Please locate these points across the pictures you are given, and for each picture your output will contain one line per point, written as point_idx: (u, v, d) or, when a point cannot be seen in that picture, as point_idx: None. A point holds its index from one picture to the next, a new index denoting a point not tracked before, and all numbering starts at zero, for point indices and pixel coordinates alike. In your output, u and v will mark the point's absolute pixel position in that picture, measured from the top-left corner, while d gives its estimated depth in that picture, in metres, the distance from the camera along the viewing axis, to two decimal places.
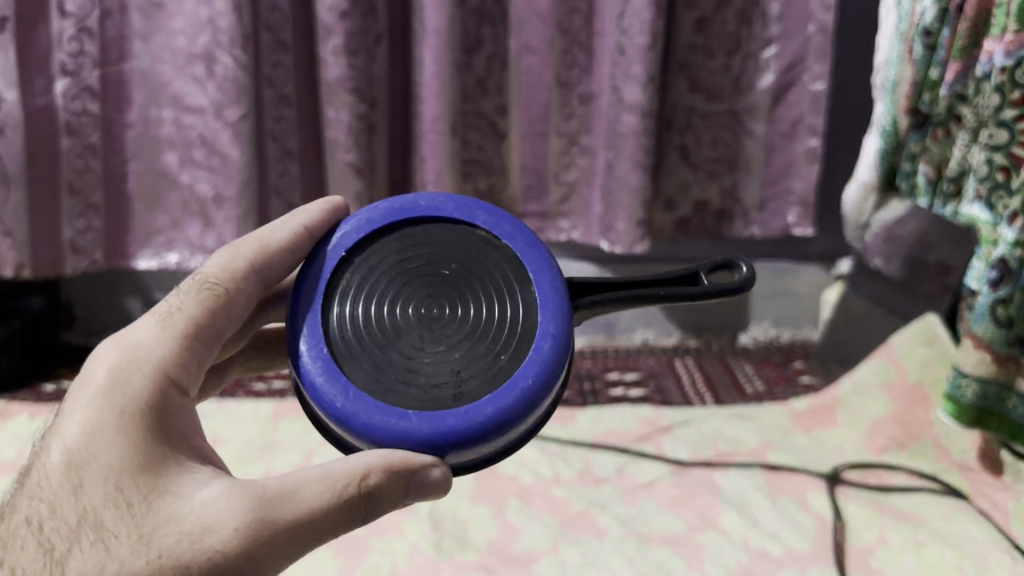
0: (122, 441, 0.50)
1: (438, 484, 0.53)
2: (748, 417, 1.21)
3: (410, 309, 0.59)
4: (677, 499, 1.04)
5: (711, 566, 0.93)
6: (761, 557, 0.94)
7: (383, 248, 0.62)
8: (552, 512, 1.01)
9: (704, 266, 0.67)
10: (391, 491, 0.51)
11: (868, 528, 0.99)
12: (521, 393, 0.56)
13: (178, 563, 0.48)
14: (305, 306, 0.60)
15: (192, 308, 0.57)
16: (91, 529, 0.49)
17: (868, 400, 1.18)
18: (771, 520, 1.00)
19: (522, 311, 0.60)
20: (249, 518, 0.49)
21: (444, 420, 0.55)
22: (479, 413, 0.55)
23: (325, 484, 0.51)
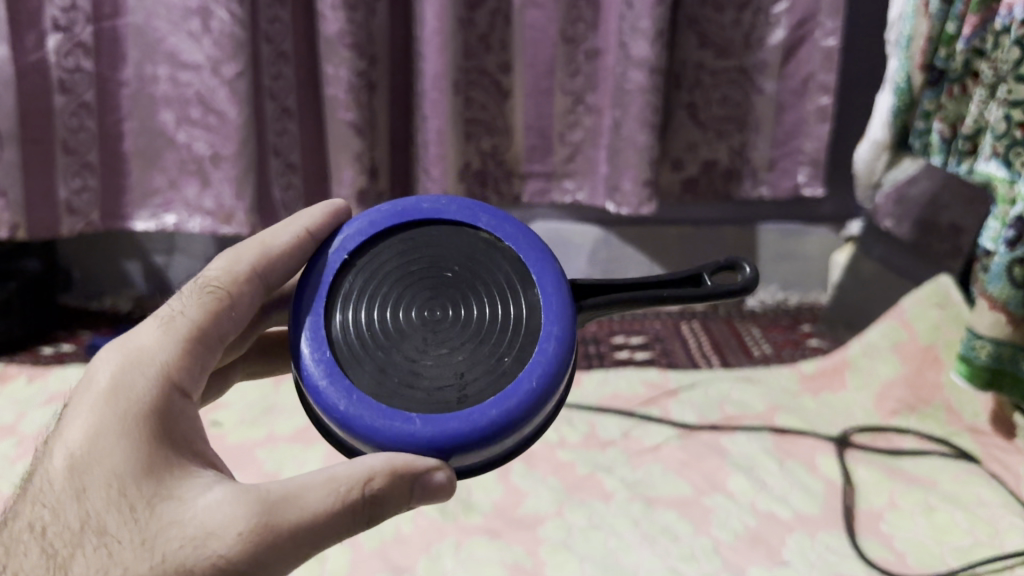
0: (124, 445, 0.49)
1: (441, 487, 0.51)
2: (755, 381, 1.19)
3: (414, 312, 0.57)
4: (684, 462, 1.03)
5: (718, 530, 0.91)
6: (770, 520, 0.93)
7: (385, 251, 0.60)
8: (557, 475, 1.00)
9: (709, 267, 0.65)
10: (395, 495, 0.49)
11: (878, 492, 0.97)
12: (525, 396, 0.54)
13: (182, 569, 0.46)
14: (306, 310, 0.58)
15: (194, 311, 0.56)
16: (94, 534, 0.47)
17: (878, 362, 1.16)
18: (779, 484, 0.99)
19: (526, 313, 0.58)
20: (253, 522, 0.47)
21: (448, 423, 0.53)
22: (484, 415, 0.53)
23: (327, 488, 0.49)
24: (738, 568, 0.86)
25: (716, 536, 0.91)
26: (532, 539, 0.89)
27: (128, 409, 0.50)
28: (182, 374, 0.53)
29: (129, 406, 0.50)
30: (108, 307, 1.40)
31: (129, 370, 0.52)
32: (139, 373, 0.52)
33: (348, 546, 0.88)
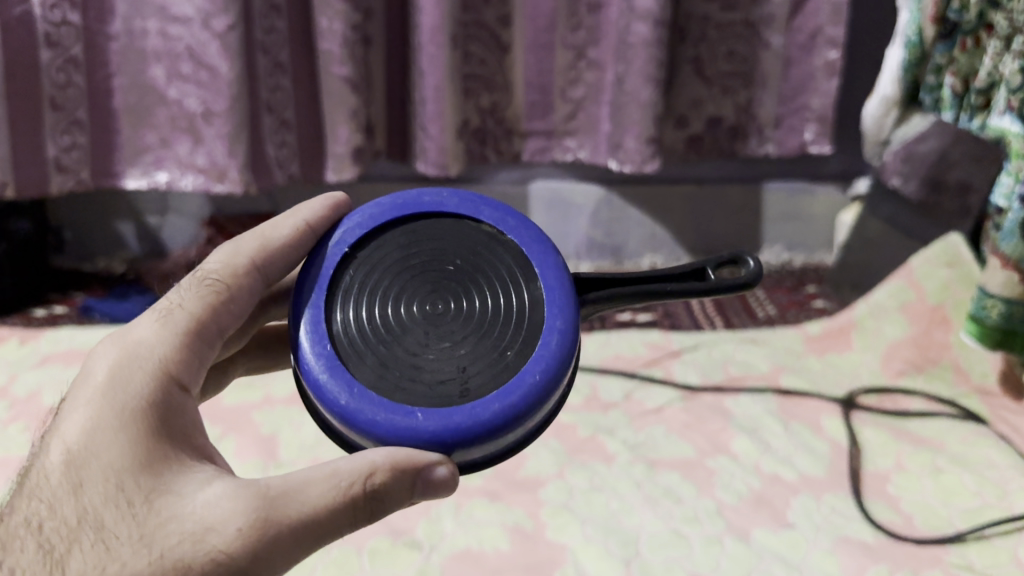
0: (123, 440, 0.47)
1: (444, 483, 0.49)
2: (760, 342, 1.18)
3: (416, 307, 0.55)
4: (687, 423, 1.01)
5: (722, 492, 0.90)
6: (774, 481, 0.91)
7: (385, 245, 0.58)
8: (559, 437, 0.98)
9: (711, 262, 0.62)
10: (397, 490, 0.48)
11: (885, 454, 0.96)
12: (528, 390, 0.52)
13: (181, 565, 0.44)
14: (305, 304, 0.56)
15: (193, 304, 0.54)
16: (91, 530, 0.45)
17: (885, 322, 1.14)
18: (784, 446, 0.97)
19: (529, 307, 0.56)
20: (253, 517, 0.46)
21: (450, 417, 0.51)
22: (487, 409, 0.52)
23: (329, 483, 0.47)
24: (742, 531, 0.85)
25: (720, 499, 0.89)
26: (532, 502, 0.88)
27: (126, 403, 0.48)
28: (180, 368, 0.51)
29: (126, 401, 0.49)
30: (101, 268, 1.38)
31: (127, 364, 0.50)
32: (137, 367, 0.50)
33: None
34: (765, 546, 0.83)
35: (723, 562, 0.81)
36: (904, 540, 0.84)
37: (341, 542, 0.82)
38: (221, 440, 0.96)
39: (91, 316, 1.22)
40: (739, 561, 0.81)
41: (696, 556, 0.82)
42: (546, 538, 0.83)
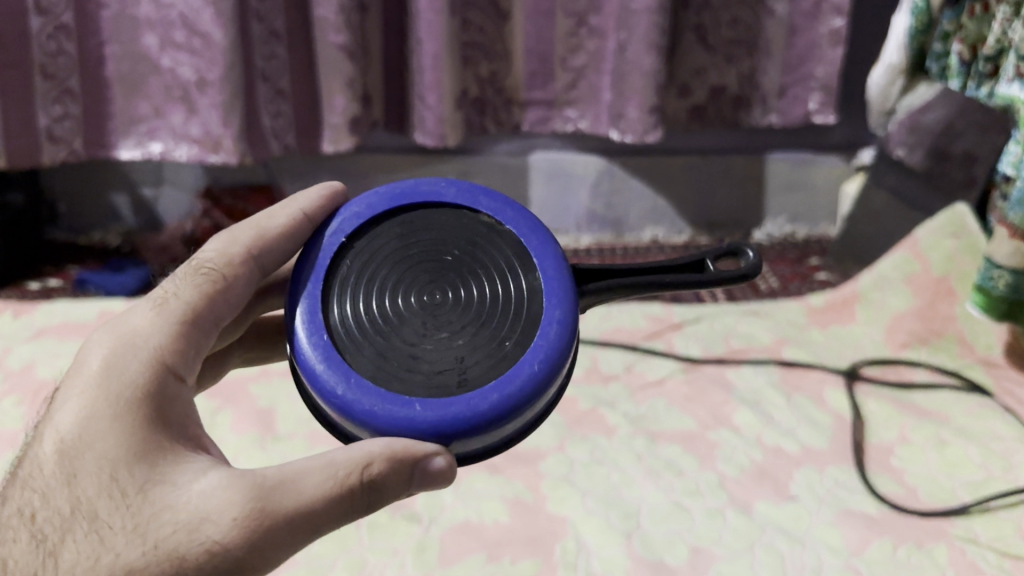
0: (116, 429, 0.46)
1: (443, 473, 0.47)
2: (762, 315, 1.16)
3: (414, 297, 0.53)
4: (689, 396, 1.00)
5: (724, 465, 0.89)
6: (777, 454, 0.90)
7: (383, 235, 0.57)
8: (559, 410, 0.97)
9: (710, 253, 0.60)
10: (395, 481, 0.46)
11: (889, 426, 0.95)
12: (526, 381, 0.51)
13: (174, 555, 0.44)
14: (300, 293, 0.54)
15: (188, 292, 0.53)
16: (85, 521, 0.45)
17: (890, 294, 1.13)
18: (786, 419, 0.96)
19: (526, 298, 0.55)
20: (249, 507, 0.44)
21: (448, 407, 0.50)
22: (484, 399, 0.50)
23: (325, 473, 0.46)
24: (744, 504, 0.84)
25: (721, 471, 0.88)
26: (533, 475, 0.87)
27: (120, 393, 0.47)
28: (175, 358, 0.50)
29: (119, 390, 0.47)
30: (97, 241, 1.36)
31: (121, 353, 0.49)
32: (131, 356, 0.49)
33: None
34: (767, 519, 0.82)
35: (725, 535, 0.80)
36: (907, 513, 0.83)
37: None
38: (217, 414, 0.95)
39: (86, 289, 1.20)
40: (741, 533, 0.80)
41: (698, 528, 0.81)
42: (546, 511, 0.82)
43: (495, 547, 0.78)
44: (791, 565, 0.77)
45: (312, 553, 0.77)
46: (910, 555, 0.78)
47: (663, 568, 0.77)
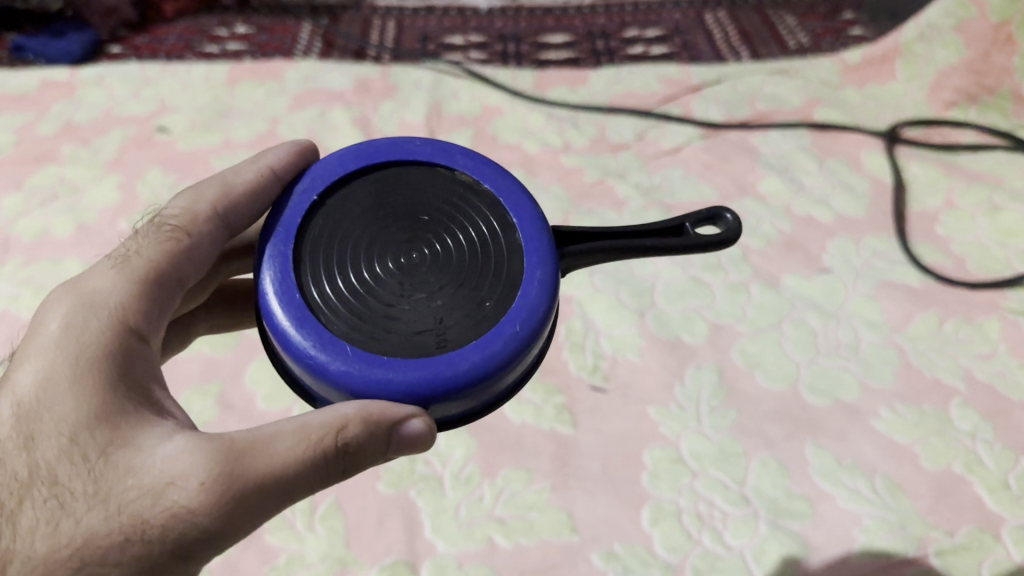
0: (75, 387, 0.38)
1: (425, 433, 0.38)
2: (792, 74, 0.99)
3: (391, 260, 0.41)
4: (710, 165, 0.87)
5: (748, 236, 0.78)
6: (808, 224, 0.80)
7: (352, 195, 0.44)
8: (561, 183, 0.84)
9: (686, 218, 0.46)
10: (370, 441, 0.37)
11: (934, 193, 0.85)
12: (511, 341, 0.40)
13: (140, 522, 0.36)
14: (263, 251, 0.42)
15: (151, 247, 0.44)
16: (45, 485, 0.37)
17: (937, 45, 0.96)
18: (818, 185, 0.85)
19: (506, 258, 0.43)
20: (218, 468, 0.36)
21: (431, 368, 0.39)
22: (463, 359, 0.39)
23: (298, 435, 0.37)
24: (771, 278, 0.74)
25: (745, 244, 0.78)
26: None
27: (77, 351, 0.39)
28: (134, 308, 0.41)
29: (74, 347, 0.39)
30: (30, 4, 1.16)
31: (77, 301, 0.41)
32: (87, 303, 0.41)
33: None
34: (798, 293, 0.73)
35: (749, 312, 0.71)
36: (954, 286, 0.74)
37: None
38: (176, 189, 0.84)
39: (24, 57, 1.06)
40: (767, 308, 0.71)
41: (720, 305, 0.72)
42: None
43: None
44: (824, 343, 0.69)
45: None
46: (958, 329, 0.70)
47: (681, 346, 0.68)
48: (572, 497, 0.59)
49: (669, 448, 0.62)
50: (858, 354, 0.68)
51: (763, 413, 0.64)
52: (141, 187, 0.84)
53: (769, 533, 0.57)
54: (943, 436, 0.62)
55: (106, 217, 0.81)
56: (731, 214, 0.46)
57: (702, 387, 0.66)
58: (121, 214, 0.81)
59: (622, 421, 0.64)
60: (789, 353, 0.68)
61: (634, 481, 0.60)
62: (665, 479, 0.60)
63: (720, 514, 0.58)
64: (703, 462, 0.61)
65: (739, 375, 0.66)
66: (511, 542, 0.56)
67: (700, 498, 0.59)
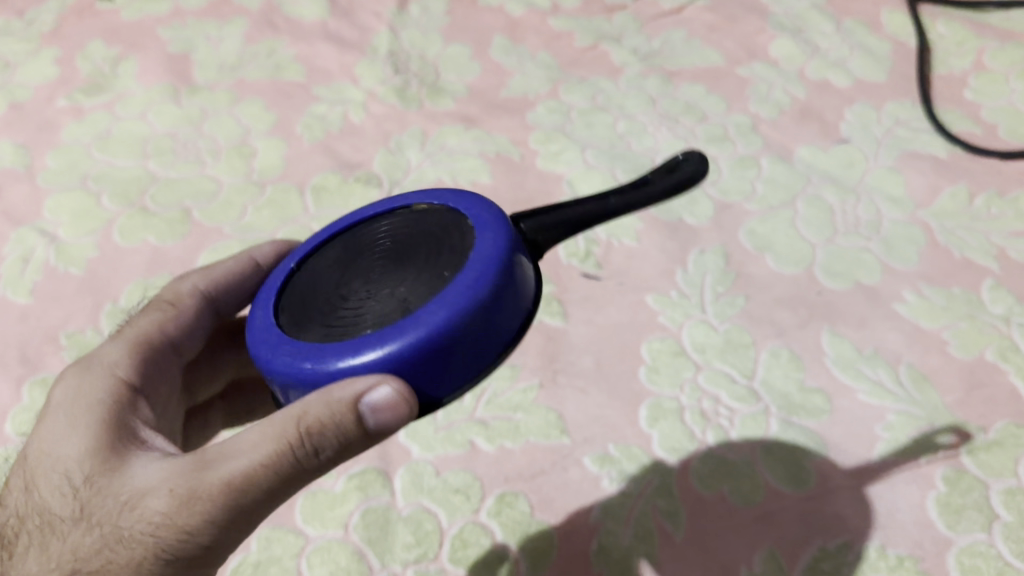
0: (65, 424, 0.37)
1: (397, 400, 0.31)
2: None
3: (354, 284, 0.36)
4: (714, 26, 0.78)
5: (757, 105, 0.71)
6: (822, 89, 0.72)
7: (320, 259, 0.39)
8: (549, 50, 0.76)
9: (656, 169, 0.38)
10: (331, 419, 0.32)
11: (962, 54, 0.75)
12: (473, 291, 0.32)
13: (122, 537, 0.34)
14: (248, 317, 0.37)
15: (145, 320, 0.44)
16: (43, 519, 0.36)
17: None
18: (834, 47, 0.76)
19: (459, 232, 0.36)
20: (185, 475, 0.34)
21: (390, 338, 0.32)
22: (419, 321, 0.32)
23: (259, 432, 0.33)
24: (783, 150, 0.67)
25: (754, 113, 0.70)
26: (518, 126, 0.69)
27: (69, 397, 0.38)
28: (127, 362, 0.41)
29: (68, 397, 0.38)
30: None
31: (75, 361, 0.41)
32: (83, 360, 0.40)
33: (284, 141, 0.68)
34: (813, 166, 0.66)
35: (759, 188, 0.64)
36: (984, 156, 0.66)
37: (277, 180, 0.65)
38: (119, 63, 0.75)
39: None
40: (779, 184, 0.64)
41: (726, 181, 0.65)
42: (535, 169, 0.66)
43: None
44: (841, 221, 0.62)
45: (244, 224, 0.62)
46: (989, 205, 0.62)
47: (682, 230, 0.62)
48: (561, 396, 0.53)
49: (670, 340, 0.55)
50: (879, 233, 0.61)
51: (774, 299, 0.57)
52: (81, 60, 0.75)
53: (781, 432, 0.51)
54: (974, 321, 0.55)
55: (42, 94, 0.73)
56: (688, 157, 0.38)
57: (706, 273, 0.59)
58: (59, 91, 0.73)
59: (617, 311, 0.57)
60: (803, 233, 0.61)
61: (631, 376, 0.54)
62: (665, 373, 0.54)
63: (726, 412, 0.52)
64: (707, 354, 0.55)
65: (747, 259, 0.60)
66: (494, 446, 0.51)
67: (703, 394, 0.53)
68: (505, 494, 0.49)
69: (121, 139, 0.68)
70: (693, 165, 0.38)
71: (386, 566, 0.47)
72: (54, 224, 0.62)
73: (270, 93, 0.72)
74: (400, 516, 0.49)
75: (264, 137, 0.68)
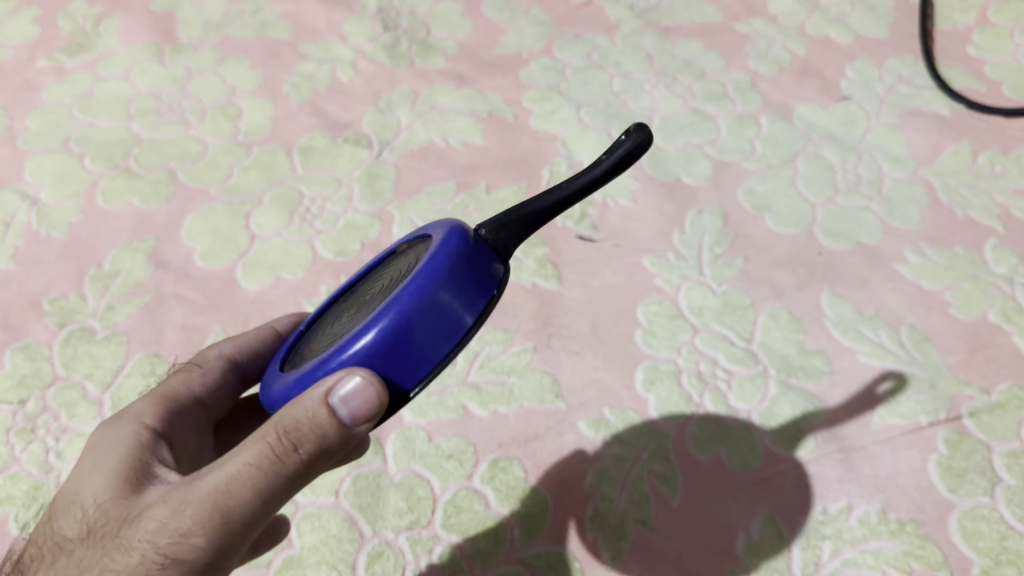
0: (89, 459, 0.37)
1: (363, 387, 0.31)
2: None
3: (344, 318, 0.36)
4: None
5: (756, 62, 0.69)
6: (823, 45, 0.70)
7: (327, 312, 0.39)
8: (543, 6, 0.74)
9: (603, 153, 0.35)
10: (305, 414, 0.31)
11: (965, 8, 0.73)
12: (420, 285, 0.31)
13: (121, 550, 0.32)
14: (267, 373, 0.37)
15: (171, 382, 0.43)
16: (57, 550, 0.35)
17: None
18: (835, 2, 0.74)
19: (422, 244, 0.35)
20: (183, 486, 0.33)
21: (348, 342, 0.32)
22: (374, 322, 0.31)
23: (251, 439, 0.32)
24: (782, 107, 0.66)
25: (754, 70, 0.69)
26: (511, 85, 0.67)
27: (96, 440, 0.38)
28: (153, 416, 0.40)
29: (96, 440, 0.38)
30: None
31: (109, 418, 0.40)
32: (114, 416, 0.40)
33: (271, 101, 0.66)
34: (813, 124, 0.64)
35: (759, 147, 0.63)
36: (988, 113, 0.64)
37: (264, 140, 0.64)
38: (101, 22, 0.73)
39: None
40: (778, 143, 0.63)
41: (725, 140, 0.63)
42: (529, 129, 0.64)
43: (466, 174, 0.61)
44: (842, 180, 0.60)
45: (230, 186, 0.60)
46: (993, 163, 0.61)
47: (680, 190, 0.61)
48: (556, 359, 0.52)
49: (667, 302, 0.54)
50: (881, 192, 0.60)
51: (773, 260, 0.56)
52: (62, 19, 0.73)
53: (780, 395, 0.50)
54: (976, 282, 0.54)
55: (23, 55, 0.71)
56: (624, 133, 0.35)
57: (703, 234, 0.58)
58: (40, 51, 0.71)
59: (613, 274, 0.56)
60: (803, 193, 0.60)
61: (628, 339, 0.53)
62: (662, 336, 0.53)
63: (724, 375, 0.51)
64: (705, 317, 0.54)
65: (746, 220, 0.59)
66: (488, 410, 0.50)
67: (701, 356, 0.52)
68: (499, 459, 0.48)
69: (104, 101, 0.67)
70: (627, 144, 0.34)
71: (378, 533, 0.46)
72: (35, 187, 0.61)
73: (257, 51, 0.70)
74: (393, 482, 0.48)
75: (251, 98, 0.67)
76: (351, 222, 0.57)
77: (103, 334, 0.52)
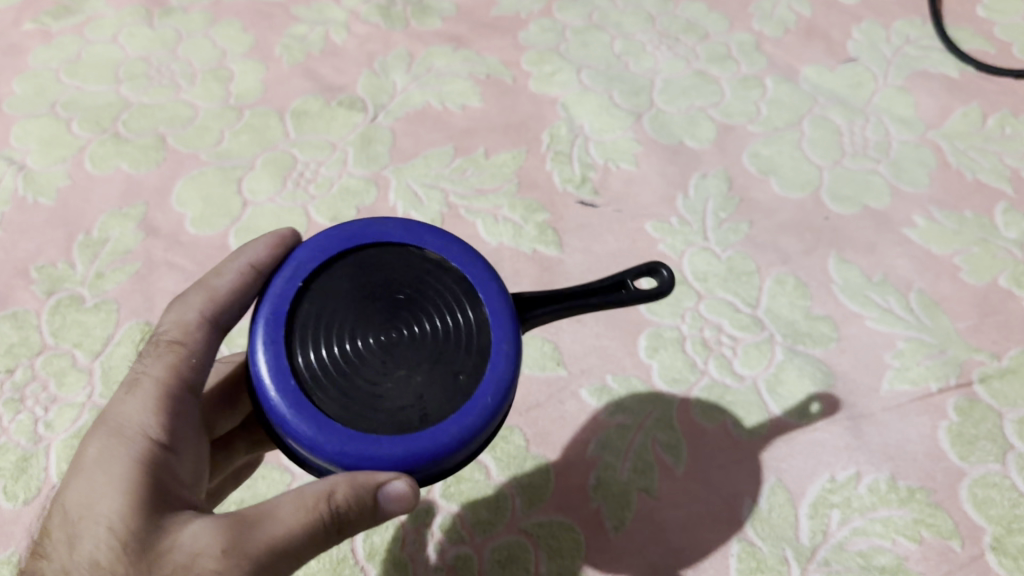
0: (107, 478, 0.31)
1: (408, 492, 0.31)
2: None
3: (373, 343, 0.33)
4: None
5: (760, 22, 0.67)
6: (829, 4, 0.68)
7: (331, 281, 0.35)
8: None
9: (629, 272, 0.38)
10: (358, 501, 0.30)
11: None
12: (485, 413, 0.33)
13: None
14: (253, 343, 0.33)
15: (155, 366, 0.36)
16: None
17: None
18: None
19: (473, 326, 0.35)
20: (236, 535, 0.30)
21: (410, 445, 0.32)
22: (439, 434, 0.32)
23: (296, 501, 0.31)
24: (788, 69, 0.64)
25: (758, 31, 0.67)
26: (509, 47, 0.65)
27: (104, 450, 0.32)
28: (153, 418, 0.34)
29: (104, 455, 0.32)
30: None
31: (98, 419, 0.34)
32: (109, 416, 0.34)
33: (263, 64, 0.65)
34: (819, 87, 0.63)
35: (764, 109, 0.61)
36: (998, 74, 0.62)
37: (256, 104, 0.62)
38: None
39: None
40: (783, 106, 0.61)
41: (729, 102, 0.62)
42: (528, 92, 0.62)
43: (464, 138, 0.59)
44: (849, 143, 0.59)
45: (221, 151, 0.59)
46: (1003, 125, 0.59)
47: (683, 153, 0.59)
48: (557, 327, 0.51)
49: (670, 269, 0.53)
50: (888, 155, 0.58)
51: (778, 225, 0.55)
52: None
53: (785, 361, 0.49)
54: (987, 246, 0.53)
55: (5, 16, 0.68)
56: (660, 270, 0.38)
57: (708, 198, 0.57)
58: (22, 13, 0.68)
59: (615, 239, 0.55)
60: (809, 157, 0.58)
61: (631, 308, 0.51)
62: (666, 303, 0.51)
63: (729, 342, 0.50)
64: (709, 283, 0.52)
65: (751, 183, 0.57)
66: None
67: (705, 323, 0.50)
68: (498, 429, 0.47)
69: (92, 64, 0.65)
70: (665, 285, 0.37)
71: None
72: (22, 152, 0.59)
73: (248, 13, 0.68)
74: None
75: (243, 61, 0.65)
76: (346, 186, 0.57)
77: (93, 302, 0.51)
